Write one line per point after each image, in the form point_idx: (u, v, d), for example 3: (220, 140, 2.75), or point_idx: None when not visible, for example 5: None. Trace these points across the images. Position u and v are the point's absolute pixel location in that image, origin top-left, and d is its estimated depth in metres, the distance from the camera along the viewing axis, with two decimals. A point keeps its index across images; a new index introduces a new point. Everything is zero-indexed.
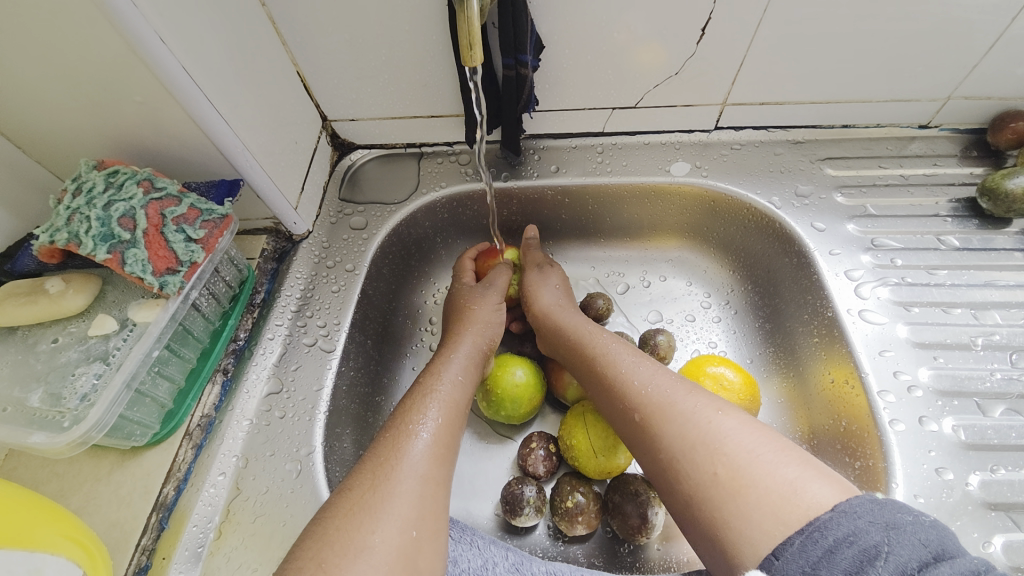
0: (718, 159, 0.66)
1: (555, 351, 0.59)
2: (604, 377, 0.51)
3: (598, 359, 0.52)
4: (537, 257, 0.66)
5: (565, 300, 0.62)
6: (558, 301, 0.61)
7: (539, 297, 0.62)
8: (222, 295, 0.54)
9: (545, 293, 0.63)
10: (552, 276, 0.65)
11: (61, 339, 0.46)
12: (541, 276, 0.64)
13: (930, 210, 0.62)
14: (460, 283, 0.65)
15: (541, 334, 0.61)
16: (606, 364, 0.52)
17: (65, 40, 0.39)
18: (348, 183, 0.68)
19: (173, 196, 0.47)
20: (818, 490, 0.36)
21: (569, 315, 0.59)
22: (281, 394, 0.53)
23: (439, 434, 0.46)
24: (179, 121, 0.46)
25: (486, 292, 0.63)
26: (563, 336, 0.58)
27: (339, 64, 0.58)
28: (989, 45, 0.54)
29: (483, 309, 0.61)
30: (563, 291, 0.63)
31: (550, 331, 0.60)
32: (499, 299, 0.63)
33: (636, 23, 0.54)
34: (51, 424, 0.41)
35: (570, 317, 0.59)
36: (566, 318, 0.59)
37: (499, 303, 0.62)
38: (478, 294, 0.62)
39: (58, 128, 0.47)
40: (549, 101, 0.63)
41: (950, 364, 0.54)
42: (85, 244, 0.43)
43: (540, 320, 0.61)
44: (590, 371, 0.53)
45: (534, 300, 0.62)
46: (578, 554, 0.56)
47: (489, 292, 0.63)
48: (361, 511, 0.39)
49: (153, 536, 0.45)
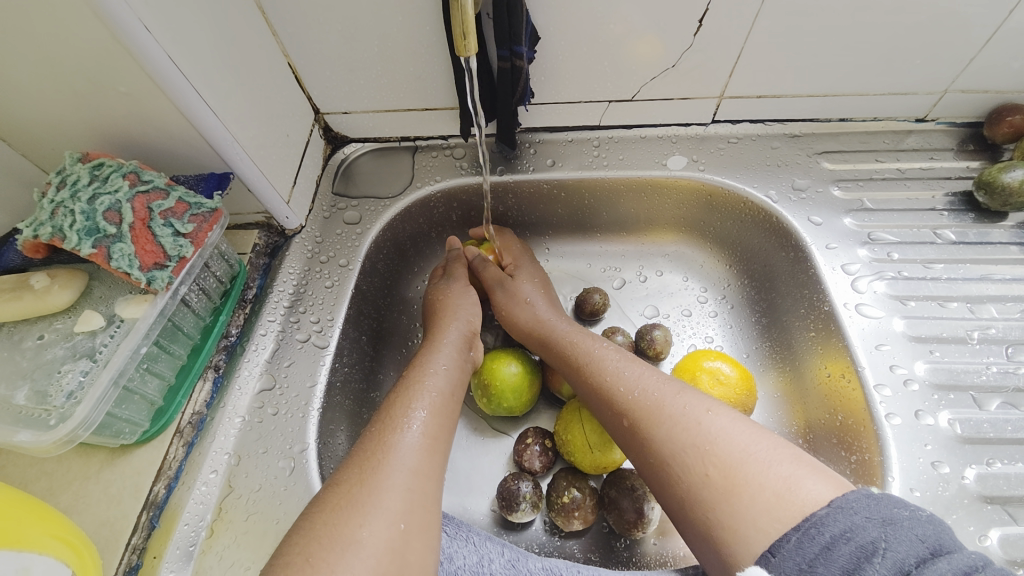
0: (715, 153, 0.65)
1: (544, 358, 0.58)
2: (591, 383, 0.50)
3: (585, 365, 0.52)
4: (495, 272, 0.65)
5: (550, 313, 0.61)
6: (540, 314, 0.60)
7: (521, 311, 0.61)
8: (214, 290, 0.53)
9: (526, 302, 0.62)
10: (526, 284, 0.64)
11: (47, 336, 0.45)
12: (513, 290, 0.63)
13: (927, 203, 0.62)
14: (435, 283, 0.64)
15: (528, 343, 0.60)
16: (593, 370, 0.51)
17: (47, 30, 0.38)
18: (342, 177, 0.67)
19: (160, 189, 0.46)
20: (812, 487, 0.35)
21: (554, 324, 0.58)
22: (273, 390, 0.53)
23: (432, 428, 0.45)
24: (166, 113, 0.45)
25: (452, 284, 0.63)
26: (548, 344, 0.57)
27: (330, 54, 0.57)
28: (988, 37, 0.54)
29: (456, 299, 0.61)
30: (549, 303, 0.62)
31: (536, 341, 0.59)
32: (466, 285, 0.63)
33: (632, 14, 0.53)
34: (37, 422, 0.40)
35: (555, 324, 0.58)
36: (550, 326, 0.58)
37: (471, 290, 0.62)
38: (445, 288, 0.63)
39: (42, 119, 0.46)
40: (544, 93, 0.62)
41: (946, 357, 0.53)
42: (70, 237, 0.42)
43: (524, 331, 0.60)
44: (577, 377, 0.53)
45: (517, 313, 0.61)
46: (575, 549, 0.56)
47: (455, 283, 0.63)
48: (352, 508, 0.38)
49: (143, 535, 0.45)
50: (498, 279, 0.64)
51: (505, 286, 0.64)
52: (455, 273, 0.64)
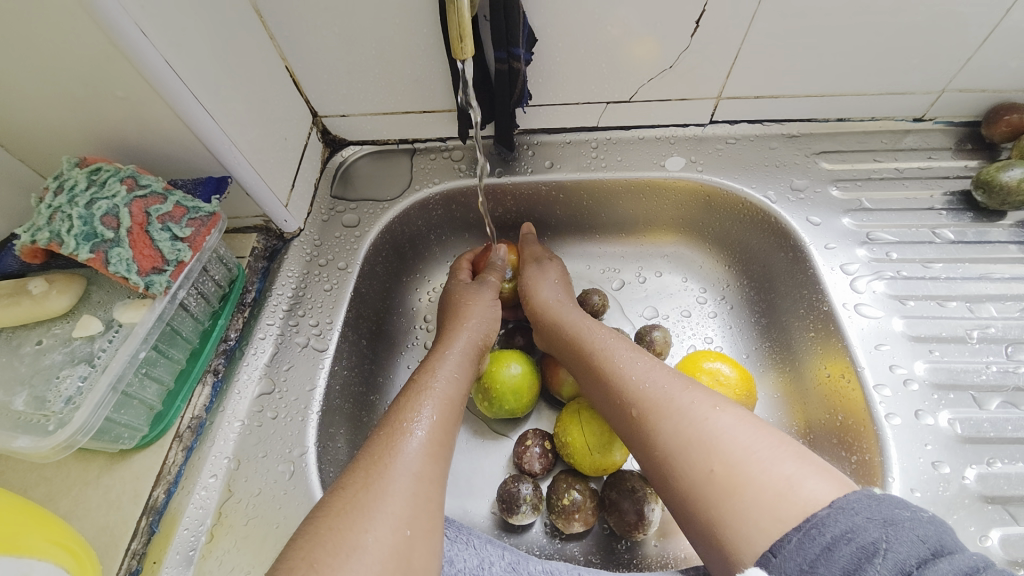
0: (713, 153, 0.65)
1: (554, 347, 0.58)
2: (602, 372, 0.50)
3: (597, 354, 0.52)
4: (536, 251, 0.66)
5: (565, 298, 0.61)
6: (558, 299, 0.61)
7: (539, 295, 0.62)
8: (212, 294, 0.53)
9: (545, 290, 0.62)
10: (550, 273, 0.64)
11: (45, 341, 0.45)
12: (534, 279, 0.63)
13: (925, 203, 0.62)
14: (455, 282, 0.64)
15: (539, 329, 0.60)
16: (604, 359, 0.51)
17: (44, 34, 0.38)
18: (341, 180, 0.67)
19: (158, 194, 0.46)
20: (814, 487, 0.35)
21: (568, 311, 0.58)
22: (272, 394, 0.53)
23: (432, 430, 0.45)
24: (164, 117, 0.45)
25: (479, 290, 0.62)
26: (561, 333, 0.57)
27: (328, 57, 0.57)
28: (984, 37, 0.54)
29: (480, 308, 0.60)
30: (562, 287, 0.63)
31: (548, 326, 0.59)
32: (493, 294, 0.62)
33: (629, 16, 0.53)
34: (36, 428, 0.40)
35: (569, 313, 0.58)
36: (565, 313, 0.58)
37: (494, 299, 0.62)
38: (473, 291, 0.62)
39: (40, 125, 0.46)
40: (543, 95, 0.62)
41: (946, 357, 0.53)
42: (68, 243, 0.42)
43: (537, 317, 0.60)
44: (586, 365, 0.53)
45: (535, 297, 0.62)
46: (576, 552, 0.56)
47: (485, 289, 0.62)
48: (353, 510, 0.38)
49: (143, 541, 0.45)
50: (535, 258, 0.65)
51: (538, 266, 0.64)
52: (485, 278, 0.63)
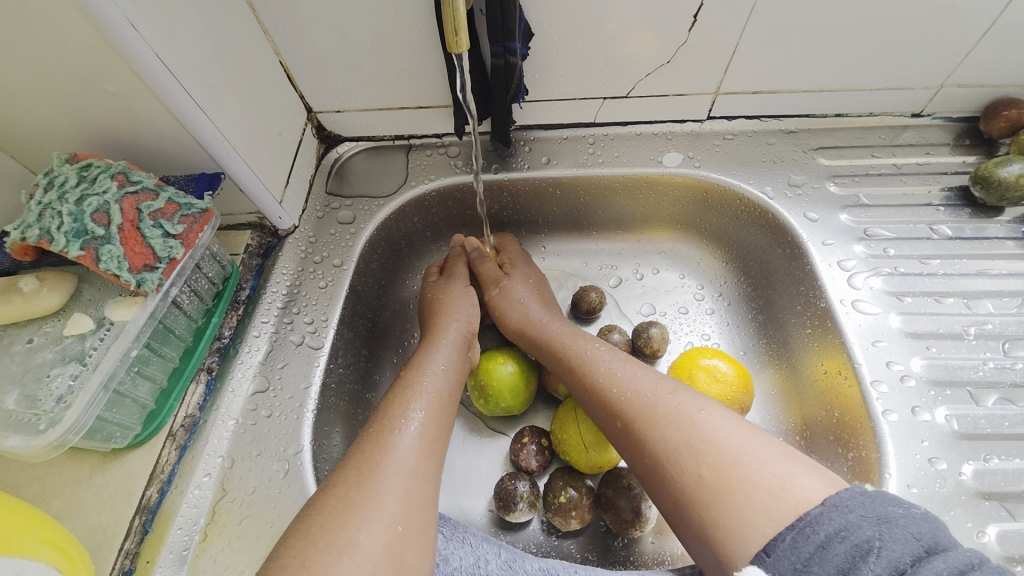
0: (711, 149, 0.65)
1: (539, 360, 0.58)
2: (585, 385, 0.50)
3: (579, 368, 0.52)
4: (492, 269, 0.64)
5: (542, 313, 0.60)
6: (531, 316, 0.60)
7: (512, 311, 0.61)
8: (205, 292, 0.53)
9: (519, 303, 0.61)
10: (518, 286, 0.63)
11: (36, 339, 0.45)
12: (507, 290, 0.62)
13: (923, 199, 0.61)
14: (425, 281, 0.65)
15: (523, 347, 0.60)
16: (585, 371, 0.51)
17: (33, 29, 0.38)
18: (336, 176, 0.67)
19: (149, 190, 0.46)
20: (807, 485, 0.35)
21: (546, 324, 0.58)
22: (267, 393, 0.52)
23: (427, 428, 0.45)
24: (156, 113, 0.45)
25: (450, 283, 0.63)
26: (543, 346, 0.57)
27: (323, 52, 0.56)
28: (983, 32, 0.54)
29: (457, 299, 0.60)
30: (540, 304, 0.61)
31: (528, 344, 0.58)
32: (466, 283, 0.63)
33: (626, 10, 0.53)
34: (27, 427, 0.40)
35: (548, 326, 0.58)
36: (544, 327, 0.58)
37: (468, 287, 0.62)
38: (444, 287, 0.62)
39: (29, 120, 0.45)
40: (539, 90, 0.61)
41: (943, 353, 0.53)
42: (57, 240, 0.41)
43: (517, 333, 0.60)
44: (571, 379, 0.52)
45: (509, 314, 0.61)
46: (572, 549, 0.56)
47: (455, 281, 0.63)
48: (347, 509, 0.38)
49: (136, 540, 0.44)
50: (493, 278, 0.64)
51: (499, 287, 0.63)
52: (455, 271, 0.64)
